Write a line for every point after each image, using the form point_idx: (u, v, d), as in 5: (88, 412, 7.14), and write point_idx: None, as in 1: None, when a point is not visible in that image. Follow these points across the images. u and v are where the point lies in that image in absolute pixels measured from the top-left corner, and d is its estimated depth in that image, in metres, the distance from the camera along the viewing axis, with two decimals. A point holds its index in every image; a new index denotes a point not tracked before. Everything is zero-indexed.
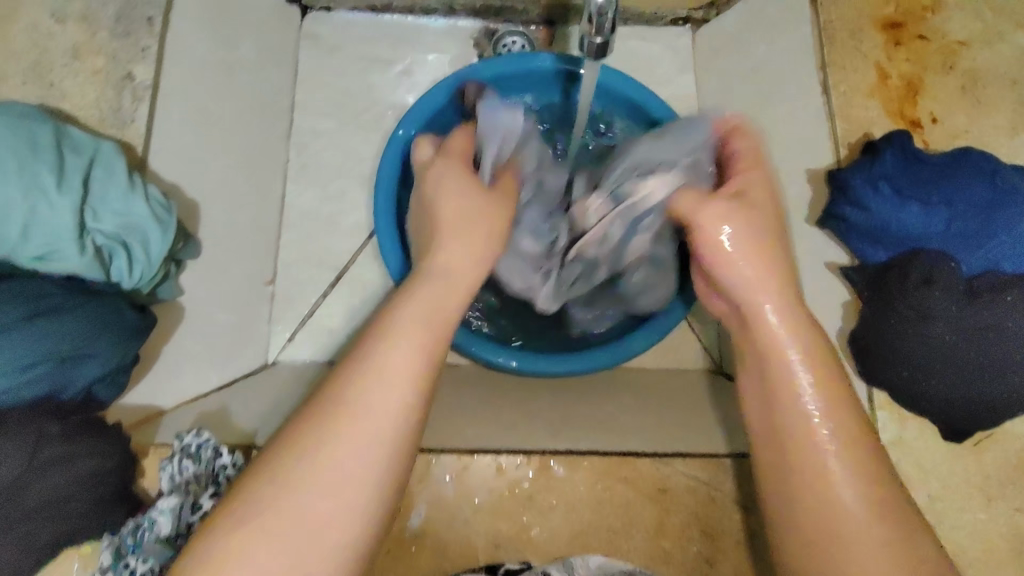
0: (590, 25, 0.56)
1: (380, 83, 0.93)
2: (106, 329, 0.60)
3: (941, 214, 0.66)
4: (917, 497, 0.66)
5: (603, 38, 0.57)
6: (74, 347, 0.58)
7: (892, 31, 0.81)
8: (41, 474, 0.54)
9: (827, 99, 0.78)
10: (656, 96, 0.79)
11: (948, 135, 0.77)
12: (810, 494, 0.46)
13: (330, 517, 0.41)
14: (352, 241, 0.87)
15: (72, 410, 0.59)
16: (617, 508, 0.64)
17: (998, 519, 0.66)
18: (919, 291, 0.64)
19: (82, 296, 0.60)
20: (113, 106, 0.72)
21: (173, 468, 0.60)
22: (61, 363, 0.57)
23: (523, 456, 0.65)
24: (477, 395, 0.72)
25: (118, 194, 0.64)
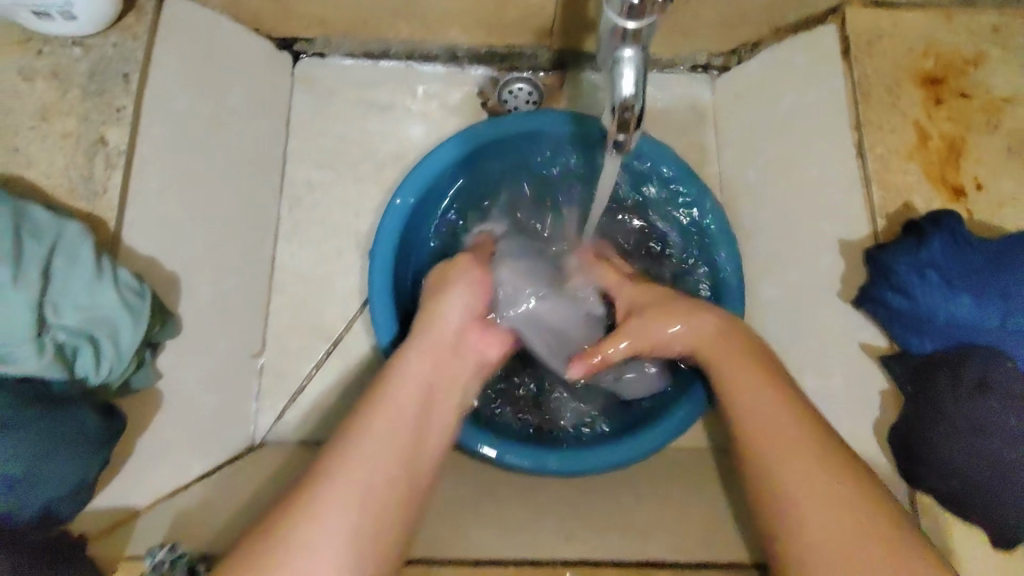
0: (613, 119, 0.49)
1: (377, 132, 0.86)
2: (70, 442, 0.54)
3: (997, 307, 0.59)
4: None
5: (626, 136, 0.50)
6: (28, 468, 0.52)
7: (931, 87, 0.74)
8: None
9: (862, 162, 0.72)
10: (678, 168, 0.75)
11: (992, 204, 0.69)
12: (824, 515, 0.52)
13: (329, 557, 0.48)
14: (347, 306, 0.81)
15: (26, 533, 0.52)
16: None
17: None
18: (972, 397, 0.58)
19: (43, 407, 0.53)
20: (84, 173, 0.65)
21: None
22: (11, 487, 0.51)
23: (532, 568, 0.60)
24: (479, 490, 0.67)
25: (82, 285, 0.57)
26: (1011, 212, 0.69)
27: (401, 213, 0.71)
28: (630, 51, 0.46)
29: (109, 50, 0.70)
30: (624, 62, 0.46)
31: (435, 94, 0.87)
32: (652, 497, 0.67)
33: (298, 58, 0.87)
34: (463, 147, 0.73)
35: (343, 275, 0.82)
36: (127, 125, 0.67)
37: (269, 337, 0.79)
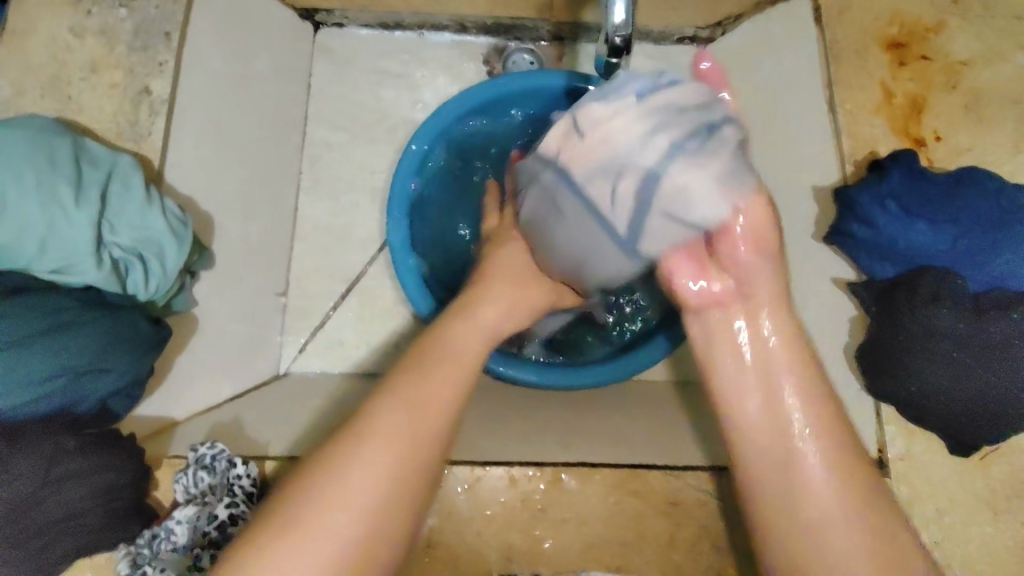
0: (606, 44, 0.57)
1: (391, 96, 0.93)
2: (125, 344, 0.61)
3: (948, 232, 0.67)
4: (925, 510, 0.67)
5: (618, 59, 0.58)
6: (91, 362, 0.59)
7: (895, 51, 0.82)
8: (56, 488, 0.55)
9: (834, 117, 0.80)
10: None
11: (950, 153, 0.77)
12: (804, 534, 0.52)
13: (327, 534, 0.47)
14: (364, 253, 0.88)
15: (86, 423, 0.59)
16: (629, 522, 0.64)
17: (1005, 532, 0.66)
18: (928, 309, 0.65)
19: (100, 313, 0.61)
20: (130, 119, 0.72)
21: (189, 479, 0.62)
22: (77, 377, 0.58)
23: (536, 469, 0.65)
24: (487, 408, 0.73)
25: (135, 209, 0.65)
26: (967, 160, 0.77)
27: (416, 158, 0.79)
28: None
29: (151, 11, 0.76)
30: None
31: (444, 63, 0.95)
32: (645, 416, 0.73)
33: (317, 28, 0.94)
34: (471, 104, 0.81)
35: (360, 225, 0.89)
36: (168, 78, 0.74)
37: (292, 280, 0.86)
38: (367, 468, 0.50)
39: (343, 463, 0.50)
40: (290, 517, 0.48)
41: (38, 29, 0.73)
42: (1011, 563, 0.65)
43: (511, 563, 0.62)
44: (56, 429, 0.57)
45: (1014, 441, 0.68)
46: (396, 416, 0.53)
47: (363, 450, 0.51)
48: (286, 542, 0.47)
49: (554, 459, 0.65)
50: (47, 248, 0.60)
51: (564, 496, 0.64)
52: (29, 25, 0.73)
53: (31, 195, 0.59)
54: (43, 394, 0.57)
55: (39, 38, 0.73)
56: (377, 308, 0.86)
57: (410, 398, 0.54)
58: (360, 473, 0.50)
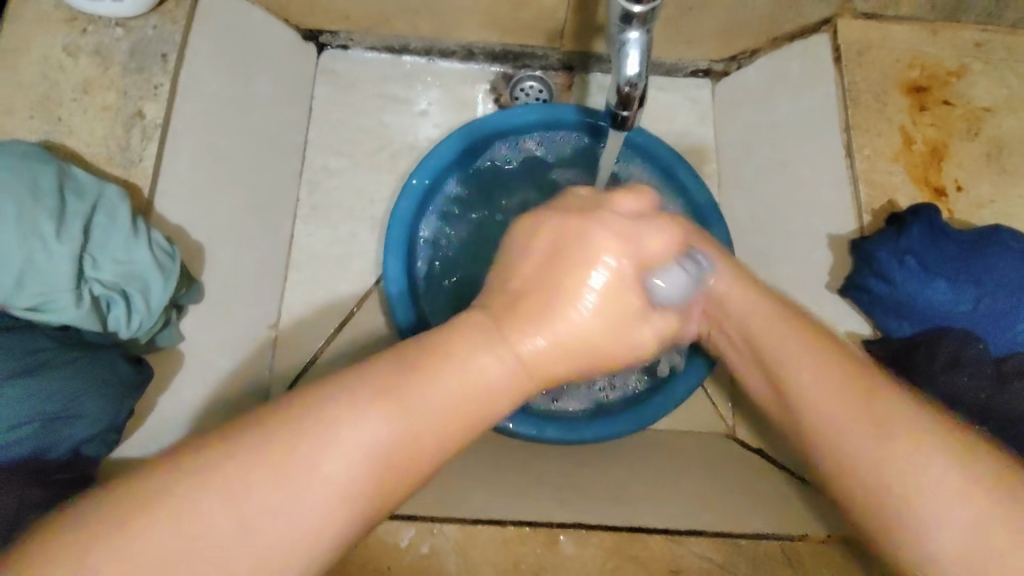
0: (618, 96, 0.55)
1: (395, 122, 0.90)
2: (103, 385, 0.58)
3: (969, 292, 0.64)
4: None
5: (630, 110, 0.56)
6: (65, 406, 0.56)
7: (916, 95, 0.79)
8: None
9: (851, 163, 0.76)
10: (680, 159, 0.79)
11: (970, 205, 0.74)
12: (899, 494, 0.43)
13: (224, 530, 0.35)
14: (361, 285, 0.85)
15: (57, 470, 0.56)
16: None
17: None
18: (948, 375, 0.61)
19: (78, 352, 0.58)
20: (121, 143, 0.68)
21: None
22: (49, 423, 0.55)
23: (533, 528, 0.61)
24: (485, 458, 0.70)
25: (120, 242, 0.62)
26: (987, 214, 0.74)
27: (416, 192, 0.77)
28: (635, 33, 0.50)
29: (148, 31, 0.74)
30: (630, 44, 0.51)
31: (450, 89, 0.93)
32: (649, 475, 0.70)
33: (321, 48, 0.91)
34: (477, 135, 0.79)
35: (358, 254, 0.86)
36: (162, 100, 0.71)
37: (285, 311, 0.84)
38: (281, 508, 0.36)
39: (253, 472, 0.36)
40: (197, 485, 0.35)
41: (30, 47, 0.71)
42: None
43: None
44: (21, 478, 0.53)
45: None
46: (341, 460, 0.38)
47: (302, 462, 0.37)
48: (165, 522, 0.34)
49: (553, 520, 0.62)
50: (23, 283, 0.56)
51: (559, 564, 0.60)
52: (21, 42, 0.71)
53: (9, 227, 0.56)
54: (11, 442, 0.53)
55: (30, 56, 0.70)
56: (372, 344, 0.83)
57: (340, 452, 0.38)
58: (280, 485, 0.36)
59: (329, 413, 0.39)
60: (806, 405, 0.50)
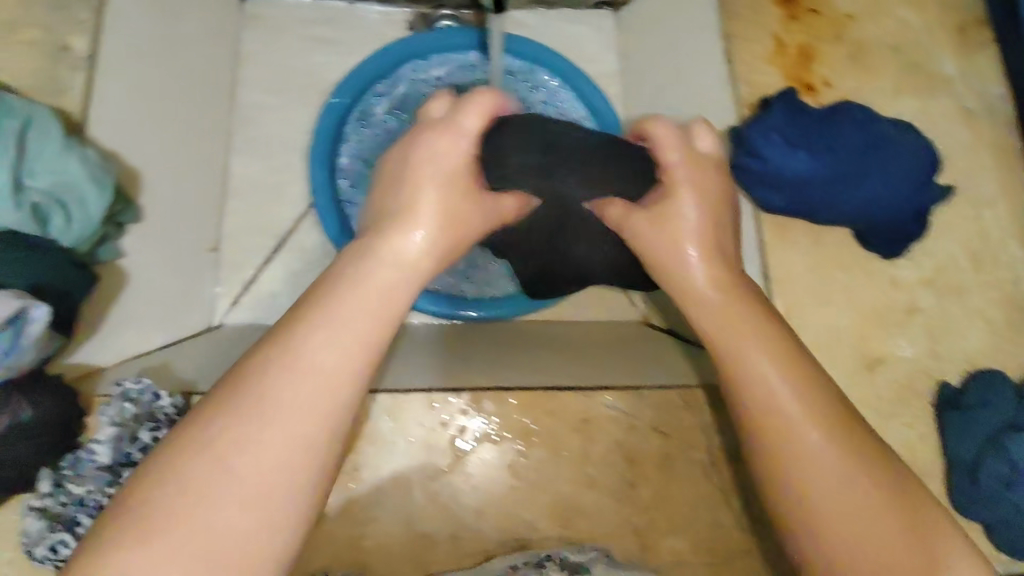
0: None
1: (320, 62, 0.96)
2: (66, 280, 0.64)
3: (825, 159, 0.73)
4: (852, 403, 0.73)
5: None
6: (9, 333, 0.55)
7: (787, 6, 0.88)
8: (9, 442, 0.58)
9: (732, 66, 0.85)
10: (566, 62, 0.89)
11: (837, 98, 0.85)
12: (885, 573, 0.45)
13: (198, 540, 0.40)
14: (295, 208, 0.88)
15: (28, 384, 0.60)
16: (672, 471, 0.68)
17: (922, 423, 0.73)
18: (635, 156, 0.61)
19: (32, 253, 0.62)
20: (50, 74, 0.74)
21: (113, 410, 0.62)
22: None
23: (686, 392, 0.70)
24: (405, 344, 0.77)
25: (53, 154, 0.66)
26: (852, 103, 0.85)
27: (335, 111, 0.85)
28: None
29: None
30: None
31: (374, 31, 0.99)
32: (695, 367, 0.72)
33: None
34: (372, 69, 0.87)
35: (292, 184, 0.89)
36: (90, 34, 0.77)
37: (225, 236, 0.86)
38: (239, 460, 0.42)
39: (250, 426, 0.42)
40: (171, 482, 0.41)
41: None
42: (922, 450, 0.72)
43: (600, 534, 0.65)
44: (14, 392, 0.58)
45: (899, 351, 0.75)
46: (301, 388, 0.44)
47: (245, 431, 0.42)
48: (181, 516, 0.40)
49: (672, 405, 0.69)
50: None
51: (591, 404, 0.68)
52: None
53: None
54: None
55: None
56: (310, 260, 0.86)
57: (327, 370, 0.45)
58: (269, 437, 0.43)
59: (270, 380, 0.44)
60: (813, 466, 0.47)
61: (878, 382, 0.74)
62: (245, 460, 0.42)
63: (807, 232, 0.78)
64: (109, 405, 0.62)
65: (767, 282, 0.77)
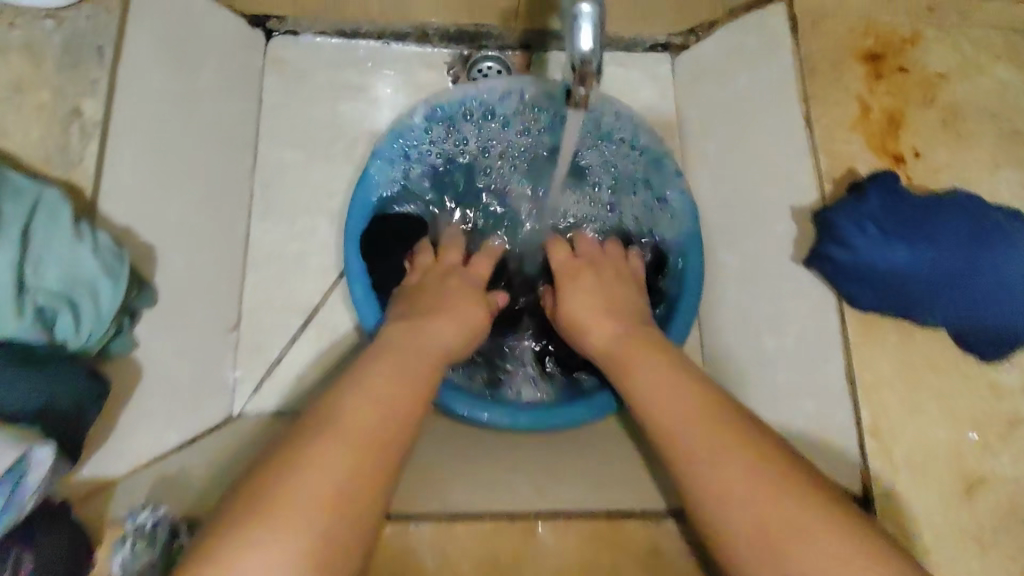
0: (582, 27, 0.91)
1: (349, 110, 0.89)
2: (74, 391, 0.57)
3: (927, 255, 0.65)
4: (947, 528, 0.65)
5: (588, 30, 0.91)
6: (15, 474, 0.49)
7: (871, 63, 0.79)
8: None
9: (810, 133, 0.76)
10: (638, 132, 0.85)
11: (928, 171, 0.76)
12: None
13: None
14: (320, 283, 0.85)
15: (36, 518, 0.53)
16: None
17: None
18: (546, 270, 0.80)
19: (39, 366, 0.55)
20: (59, 143, 0.65)
21: (126, 550, 0.58)
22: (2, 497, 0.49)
23: None
24: (440, 444, 0.72)
25: (63, 246, 0.58)
26: (945, 177, 0.76)
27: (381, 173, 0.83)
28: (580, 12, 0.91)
29: (82, 22, 0.69)
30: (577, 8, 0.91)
31: (409, 74, 0.91)
32: None
33: (270, 35, 0.89)
34: (404, 134, 0.84)
35: (316, 254, 0.86)
36: (102, 95, 0.67)
37: (246, 313, 0.83)
38: (277, 528, 0.46)
39: (275, 497, 0.48)
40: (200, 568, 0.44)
41: None
42: None
43: None
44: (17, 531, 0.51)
45: (999, 469, 0.67)
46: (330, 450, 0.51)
47: (277, 498, 0.48)
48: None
49: None
50: None
51: (656, 532, 0.64)
52: None
53: None
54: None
55: None
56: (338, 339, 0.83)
57: (348, 434, 0.53)
58: (298, 496, 0.48)
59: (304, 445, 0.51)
60: (716, 479, 0.54)
61: (978, 509, 0.65)
62: (281, 521, 0.47)
63: (894, 329, 0.70)
64: (120, 547, 0.58)
65: (852, 389, 0.69)
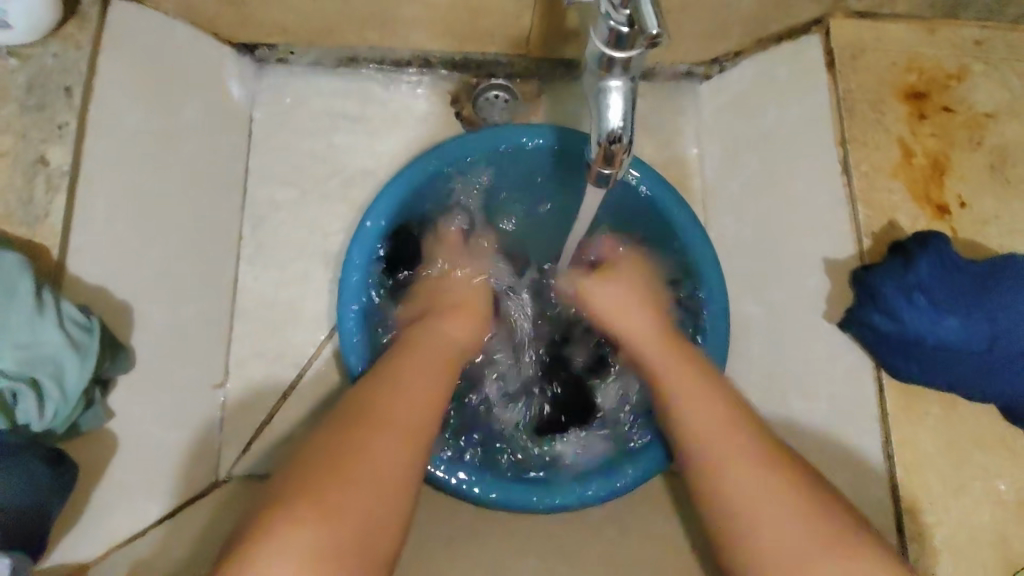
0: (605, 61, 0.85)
1: (344, 143, 0.83)
2: (30, 489, 0.51)
3: (983, 331, 0.61)
4: None
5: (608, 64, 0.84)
6: None
7: (915, 102, 0.73)
8: None
9: (848, 180, 0.70)
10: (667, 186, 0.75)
11: (975, 223, 0.69)
12: None
13: None
14: (314, 334, 0.79)
15: None
16: None
17: None
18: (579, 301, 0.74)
19: None
20: (23, 197, 0.58)
21: None
22: None
23: None
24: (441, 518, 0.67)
25: (23, 321, 0.53)
26: (994, 231, 0.69)
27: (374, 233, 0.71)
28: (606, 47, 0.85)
29: (49, 60, 0.63)
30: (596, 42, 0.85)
31: (410, 105, 0.84)
32: None
33: (260, 64, 0.82)
34: (400, 201, 0.72)
35: (308, 302, 0.79)
36: (71, 142, 0.61)
37: (233, 366, 0.77)
38: (285, 561, 0.45)
39: (281, 530, 0.46)
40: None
41: None
42: None
43: None
44: None
45: None
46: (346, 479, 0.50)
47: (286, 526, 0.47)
48: None
49: None
50: None
51: None
52: None
53: None
54: None
55: None
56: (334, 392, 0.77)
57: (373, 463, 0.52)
58: (303, 533, 0.46)
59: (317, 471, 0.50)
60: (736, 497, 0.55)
61: None
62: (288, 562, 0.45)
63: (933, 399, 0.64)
64: None
65: (889, 466, 0.63)
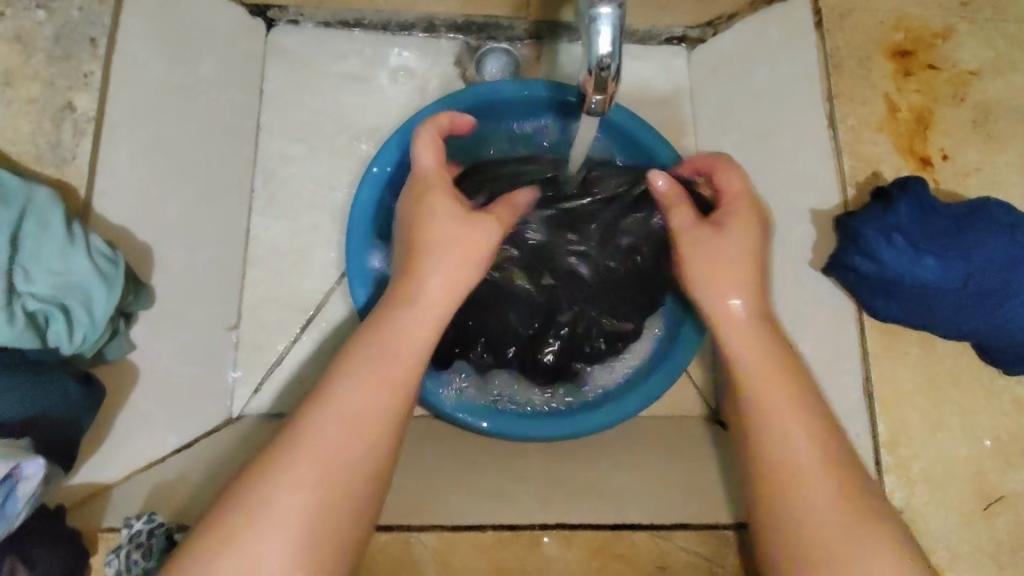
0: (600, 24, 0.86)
1: (352, 102, 0.86)
2: (63, 406, 0.55)
3: (959, 270, 0.64)
4: (963, 547, 0.63)
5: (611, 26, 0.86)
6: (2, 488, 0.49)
7: (901, 59, 0.75)
8: None
9: (834, 134, 0.74)
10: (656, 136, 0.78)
11: (957, 174, 0.72)
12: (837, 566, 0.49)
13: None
14: (323, 282, 0.82)
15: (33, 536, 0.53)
16: None
17: None
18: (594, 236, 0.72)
19: (28, 378, 0.54)
20: (51, 140, 0.62)
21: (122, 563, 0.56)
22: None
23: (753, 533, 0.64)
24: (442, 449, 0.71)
25: (55, 249, 0.56)
26: (975, 182, 0.72)
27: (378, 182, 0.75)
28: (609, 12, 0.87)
29: (74, 13, 0.66)
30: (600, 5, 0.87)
31: (414, 65, 0.87)
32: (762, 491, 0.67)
33: (271, 25, 0.86)
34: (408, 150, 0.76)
35: (318, 251, 0.83)
36: (96, 90, 0.65)
37: (246, 311, 0.80)
38: (282, 511, 0.47)
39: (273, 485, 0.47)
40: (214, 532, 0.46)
41: None
42: None
43: None
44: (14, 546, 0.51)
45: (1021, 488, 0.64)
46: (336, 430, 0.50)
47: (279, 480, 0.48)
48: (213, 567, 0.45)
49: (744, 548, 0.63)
50: None
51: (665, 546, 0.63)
52: None
53: None
54: None
55: None
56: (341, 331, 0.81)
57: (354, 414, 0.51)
58: (296, 479, 0.48)
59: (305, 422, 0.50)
60: (780, 447, 0.53)
61: (995, 528, 0.63)
62: (283, 513, 0.47)
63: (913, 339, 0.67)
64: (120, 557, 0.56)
65: (870, 402, 0.66)
